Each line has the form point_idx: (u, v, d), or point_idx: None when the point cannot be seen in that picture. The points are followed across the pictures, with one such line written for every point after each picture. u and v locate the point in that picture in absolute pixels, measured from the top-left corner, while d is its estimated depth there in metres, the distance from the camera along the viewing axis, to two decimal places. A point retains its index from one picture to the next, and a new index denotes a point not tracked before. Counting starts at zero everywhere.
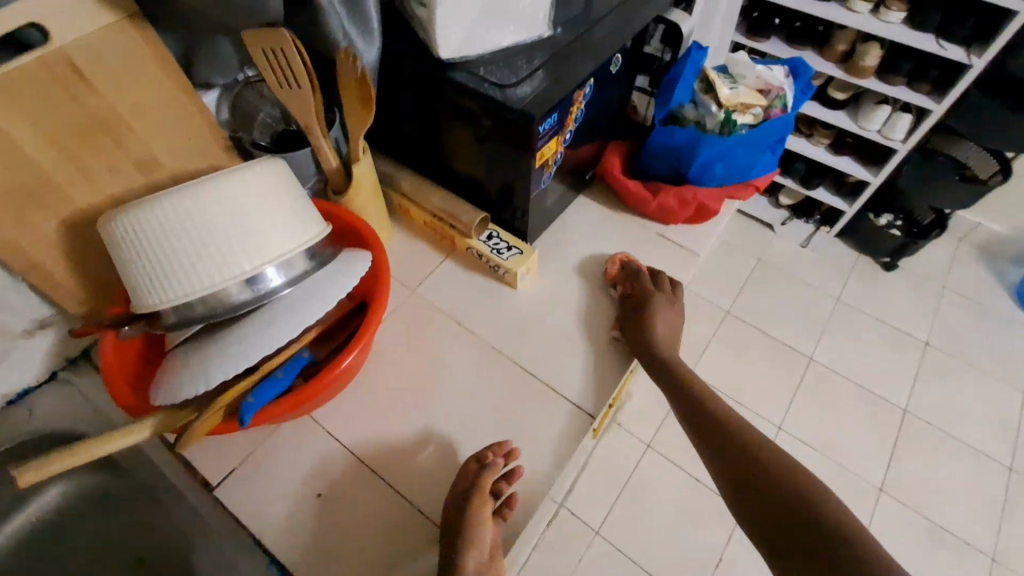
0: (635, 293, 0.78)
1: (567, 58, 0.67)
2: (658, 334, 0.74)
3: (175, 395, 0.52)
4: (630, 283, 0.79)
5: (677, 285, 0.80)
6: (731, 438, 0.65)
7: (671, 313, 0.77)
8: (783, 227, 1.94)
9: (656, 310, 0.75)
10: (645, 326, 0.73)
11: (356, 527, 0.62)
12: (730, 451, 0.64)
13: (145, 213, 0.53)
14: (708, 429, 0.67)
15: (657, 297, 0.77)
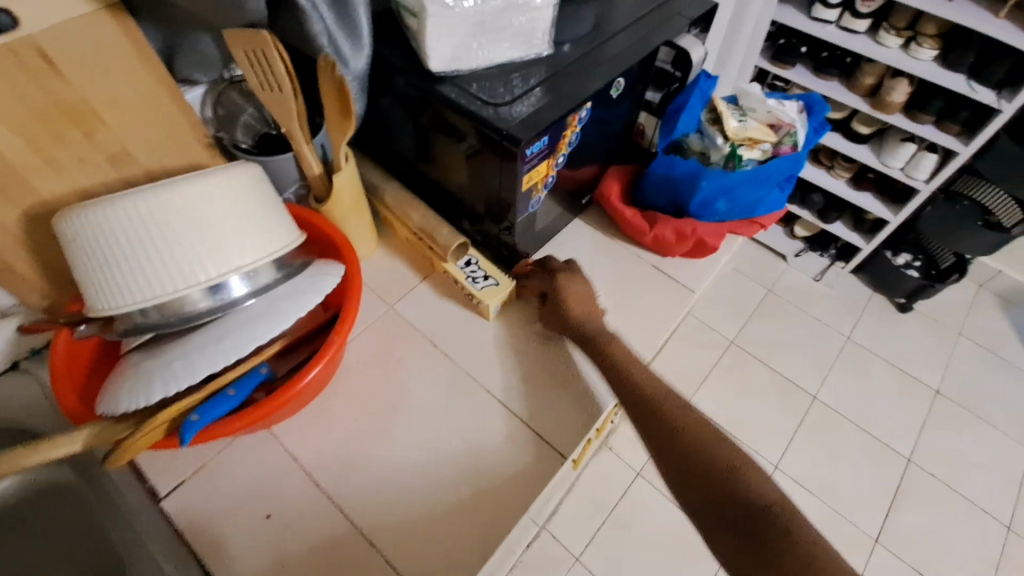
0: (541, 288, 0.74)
1: (565, 77, 0.64)
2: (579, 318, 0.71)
3: (115, 406, 0.49)
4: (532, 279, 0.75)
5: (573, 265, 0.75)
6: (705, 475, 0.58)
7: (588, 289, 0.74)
8: (797, 259, 1.88)
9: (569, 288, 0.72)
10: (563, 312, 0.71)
11: (298, 551, 0.58)
12: (679, 440, 0.60)
13: (102, 213, 0.50)
14: (681, 473, 0.59)
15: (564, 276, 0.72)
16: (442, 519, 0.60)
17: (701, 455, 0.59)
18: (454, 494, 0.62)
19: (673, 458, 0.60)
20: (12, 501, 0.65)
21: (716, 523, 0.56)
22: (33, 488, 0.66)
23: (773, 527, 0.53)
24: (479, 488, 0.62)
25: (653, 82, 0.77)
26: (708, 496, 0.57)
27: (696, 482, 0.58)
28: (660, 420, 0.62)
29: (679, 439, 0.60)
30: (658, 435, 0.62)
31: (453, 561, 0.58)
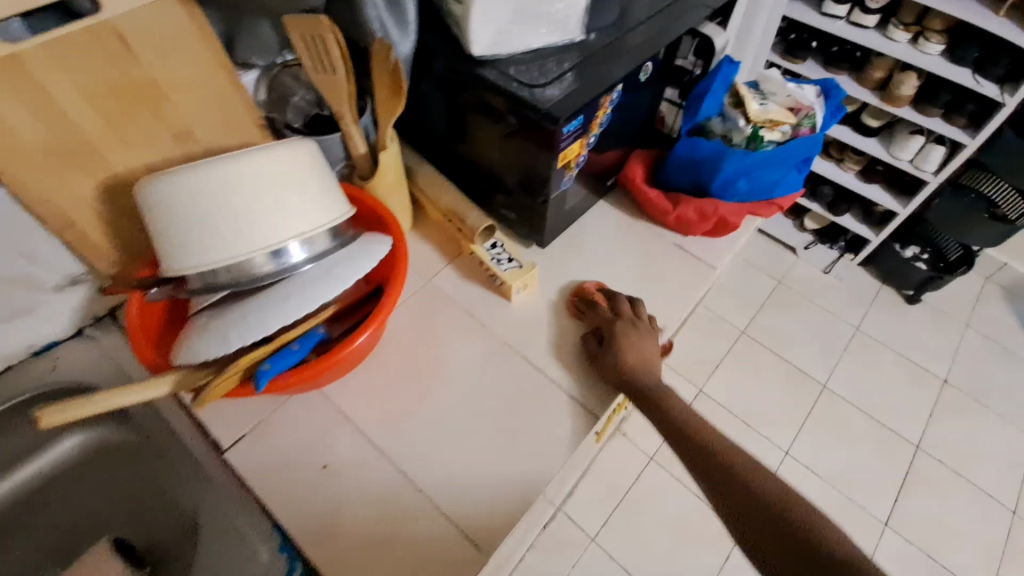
0: (600, 324, 0.73)
1: (596, 62, 0.68)
2: (639, 367, 0.70)
3: (195, 355, 0.53)
4: (592, 311, 0.75)
5: (640, 306, 0.76)
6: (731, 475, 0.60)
7: (644, 340, 0.72)
8: (806, 252, 1.91)
9: (627, 343, 0.71)
10: (609, 357, 0.70)
11: (353, 502, 0.61)
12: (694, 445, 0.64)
13: (181, 181, 0.55)
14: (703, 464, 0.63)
15: (623, 325, 0.72)
16: (477, 477, 0.64)
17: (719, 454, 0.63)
18: (495, 452, 0.65)
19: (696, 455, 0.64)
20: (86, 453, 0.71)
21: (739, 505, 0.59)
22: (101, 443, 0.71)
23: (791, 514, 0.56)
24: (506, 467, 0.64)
25: (672, 80, 0.82)
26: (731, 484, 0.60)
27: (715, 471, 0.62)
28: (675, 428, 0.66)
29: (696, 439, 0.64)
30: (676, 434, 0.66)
31: (497, 507, 0.62)
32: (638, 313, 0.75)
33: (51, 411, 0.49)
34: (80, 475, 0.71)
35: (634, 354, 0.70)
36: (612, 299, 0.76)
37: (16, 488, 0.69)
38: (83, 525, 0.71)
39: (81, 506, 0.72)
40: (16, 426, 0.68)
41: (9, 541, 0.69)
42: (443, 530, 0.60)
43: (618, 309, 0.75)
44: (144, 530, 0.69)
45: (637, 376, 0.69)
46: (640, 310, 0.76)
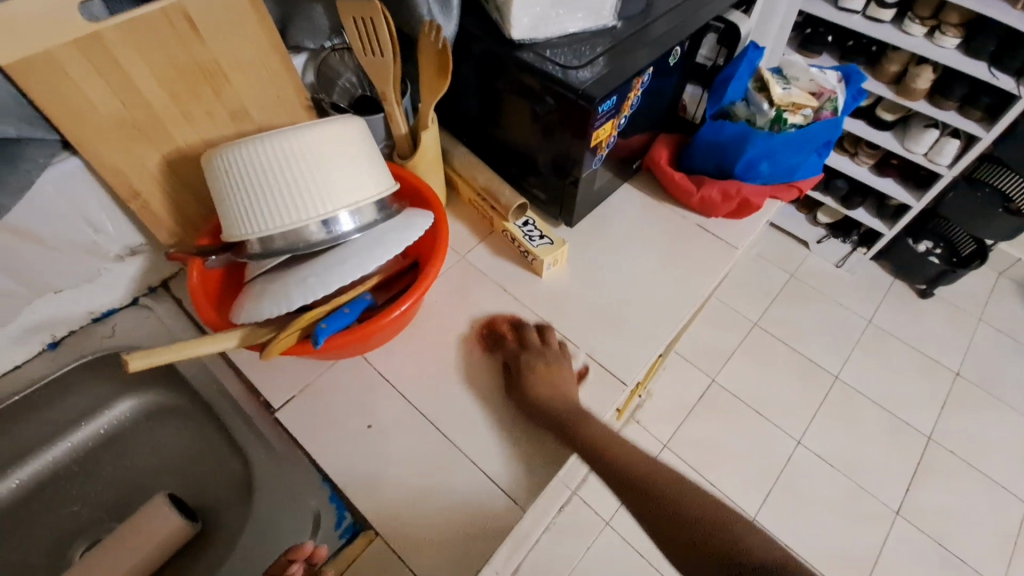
0: (506, 356, 0.72)
1: (627, 46, 0.72)
2: (551, 393, 0.67)
3: (256, 314, 0.57)
4: (500, 345, 0.73)
5: (549, 332, 0.74)
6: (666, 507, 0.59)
7: (557, 366, 0.70)
8: (819, 245, 1.93)
9: (535, 374, 0.68)
10: (520, 388, 0.68)
11: (396, 459, 0.65)
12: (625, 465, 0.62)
13: (245, 152, 0.59)
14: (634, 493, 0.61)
15: (532, 355, 0.70)
16: (509, 414, 0.68)
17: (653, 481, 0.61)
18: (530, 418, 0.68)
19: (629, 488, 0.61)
20: (157, 406, 0.77)
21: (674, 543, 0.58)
22: (168, 399, 0.77)
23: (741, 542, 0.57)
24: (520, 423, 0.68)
25: (694, 73, 0.88)
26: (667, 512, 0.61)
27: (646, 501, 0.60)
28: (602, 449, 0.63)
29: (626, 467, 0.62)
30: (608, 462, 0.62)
31: (533, 466, 0.65)
32: (547, 340, 0.73)
33: (139, 355, 0.53)
34: (147, 429, 0.76)
35: (545, 379, 0.68)
36: (517, 327, 0.75)
37: (94, 435, 0.75)
38: (140, 483, 0.74)
39: (141, 462, 0.76)
40: (87, 383, 0.74)
41: (78, 491, 0.73)
42: (483, 487, 0.63)
43: (523, 338, 0.73)
44: (196, 488, 0.73)
45: (549, 400, 0.66)
46: (549, 336, 0.74)
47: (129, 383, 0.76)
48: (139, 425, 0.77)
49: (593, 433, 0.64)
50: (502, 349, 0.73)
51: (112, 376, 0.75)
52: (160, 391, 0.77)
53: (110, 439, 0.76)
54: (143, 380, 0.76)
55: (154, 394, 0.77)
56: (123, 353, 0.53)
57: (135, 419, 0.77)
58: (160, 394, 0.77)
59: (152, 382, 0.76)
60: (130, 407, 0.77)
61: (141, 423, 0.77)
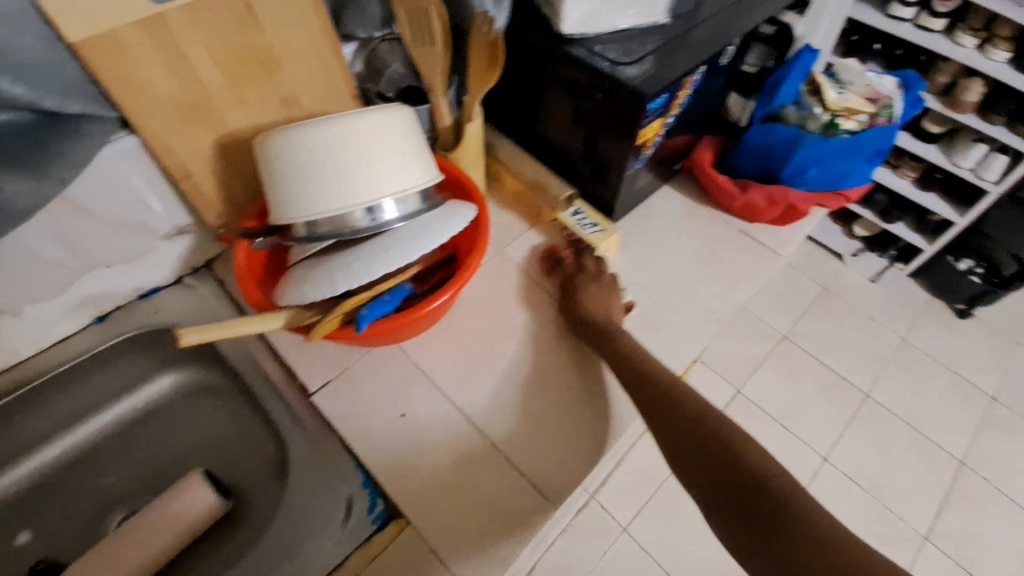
0: (564, 276, 0.76)
1: (679, 43, 0.70)
2: (597, 314, 0.71)
3: (301, 297, 0.57)
4: (559, 268, 0.78)
5: (604, 262, 0.76)
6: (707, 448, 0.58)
7: (607, 292, 0.73)
8: (854, 259, 1.88)
9: (586, 291, 0.73)
10: (571, 310, 0.72)
11: (428, 448, 0.65)
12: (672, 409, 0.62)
13: (297, 136, 0.60)
14: (667, 425, 0.61)
15: (584, 276, 0.74)
16: (567, 340, 0.73)
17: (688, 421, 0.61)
18: (563, 417, 0.67)
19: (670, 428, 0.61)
20: (197, 383, 0.78)
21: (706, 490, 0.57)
22: (207, 377, 0.78)
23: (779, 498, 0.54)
24: (570, 339, 0.73)
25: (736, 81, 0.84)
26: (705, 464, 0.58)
27: (684, 440, 0.60)
28: (653, 391, 0.63)
29: (671, 406, 0.62)
30: (652, 400, 0.63)
31: (564, 464, 0.64)
32: (602, 270, 0.75)
33: (191, 330, 0.54)
34: (184, 406, 0.77)
35: (593, 305, 0.71)
36: (578, 254, 0.77)
37: (134, 410, 0.76)
38: (173, 460, 0.74)
39: (175, 441, 0.76)
40: (128, 358, 0.75)
41: (112, 465, 0.73)
42: (515, 482, 0.63)
43: (582, 262, 0.76)
44: (228, 468, 0.73)
45: (593, 317, 0.70)
46: (604, 266, 0.76)
47: (168, 359, 0.77)
48: (176, 402, 0.78)
49: (624, 345, 0.68)
50: (560, 271, 0.78)
51: (153, 353, 0.76)
52: (197, 370, 0.78)
53: (147, 414, 0.77)
54: (183, 358, 0.77)
55: (193, 372, 0.78)
56: (176, 328, 0.54)
57: (173, 396, 0.78)
58: (199, 372, 0.78)
59: (192, 360, 0.77)
60: (169, 384, 0.78)
61: (178, 401, 0.78)
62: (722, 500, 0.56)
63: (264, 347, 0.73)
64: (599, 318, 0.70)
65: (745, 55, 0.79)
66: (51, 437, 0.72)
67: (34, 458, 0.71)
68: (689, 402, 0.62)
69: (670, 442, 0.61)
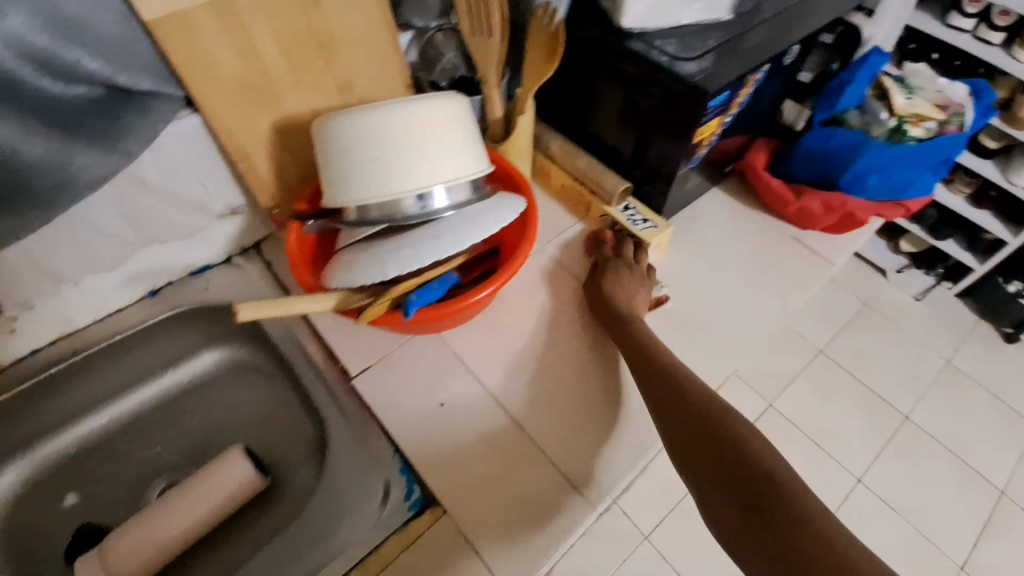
0: (599, 259, 0.76)
1: (743, 40, 0.68)
2: (622, 300, 0.70)
3: (349, 280, 0.57)
4: (597, 250, 0.77)
5: (644, 252, 0.75)
6: (720, 458, 0.54)
7: (638, 282, 0.72)
8: (898, 275, 1.81)
9: (615, 275, 0.72)
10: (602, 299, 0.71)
11: (466, 437, 0.64)
12: (686, 413, 0.58)
13: (354, 121, 0.60)
14: (679, 430, 0.58)
15: (618, 262, 0.73)
16: (597, 332, 0.73)
17: (703, 427, 0.56)
18: (602, 416, 0.66)
19: (682, 434, 0.57)
20: (239, 361, 0.79)
21: (716, 501, 0.53)
22: (250, 356, 0.79)
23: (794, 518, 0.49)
24: (596, 331, 0.73)
25: (793, 87, 0.83)
26: (717, 475, 0.54)
27: (697, 447, 0.56)
28: (670, 393, 0.60)
29: (685, 410, 0.58)
30: (667, 402, 0.60)
31: (602, 464, 0.63)
32: (639, 260, 0.74)
33: (250, 305, 0.55)
34: (226, 382, 0.79)
35: (623, 297, 0.70)
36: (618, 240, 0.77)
37: (178, 383, 0.78)
38: (214, 434, 0.76)
39: (215, 415, 0.77)
40: (176, 332, 0.77)
41: (156, 435, 0.75)
42: (550, 478, 0.62)
43: (620, 250, 0.75)
44: (266, 446, 0.74)
45: (616, 303, 0.69)
46: (642, 257, 0.75)
47: (214, 335, 0.79)
48: (219, 378, 0.79)
49: (648, 340, 0.65)
50: (598, 250, 0.77)
51: (201, 328, 0.78)
52: (241, 348, 0.79)
53: (190, 388, 0.78)
54: (229, 335, 0.79)
55: (237, 350, 0.79)
56: (234, 302, 0.55)
57: (217, 372, 0.79)
58: (243, 350, 0.79)
59: (237, 338, 0.79)
60: (214, 360, 0.80)
61: (221, 377, 0.79)
62: (731, 514, 0.52)
63: (308, 329, 0.74)
64: (620, 305, 0.69)
65: (802, 63, 0.79)
66: (102, 403, 0.75)
67: (82, 423, 0.74)
68: (705, 406, 0.58)
69: (682, 448, 0.57)
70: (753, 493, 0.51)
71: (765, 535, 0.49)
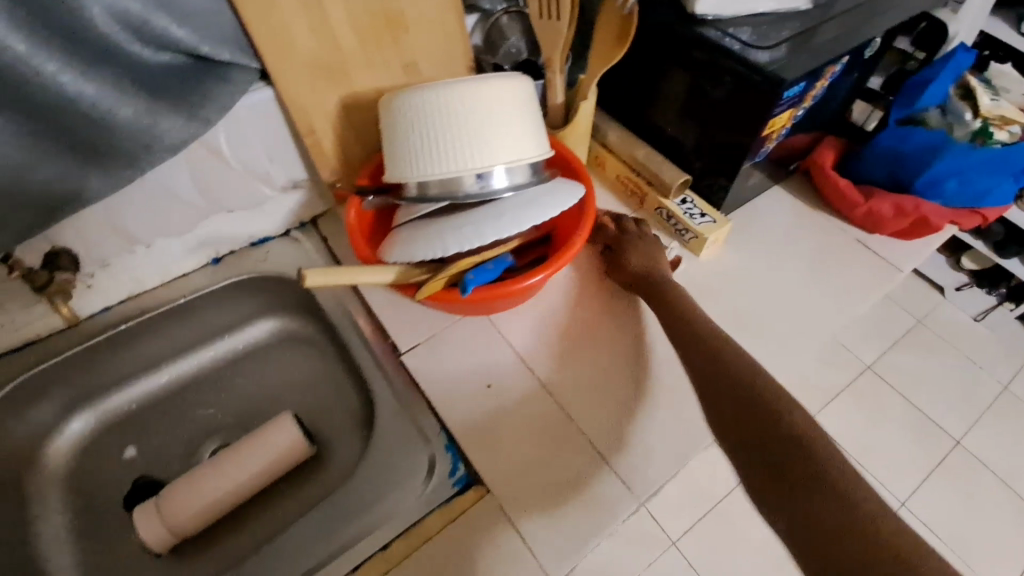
0: (607, 238, 0.74)
1: (821, 31, 0.66)
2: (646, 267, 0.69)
3: (409, 255, 0.58)
4: (598, 231, 0.75)
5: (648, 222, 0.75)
6: (770, 445, 0.50)
7: (656, 247, 0.72)
8: (956, 294, 1.71)
9: (632, 247, 0.71)
10: (623, 269, 0.71)
11: (512, 419, 0.64)
12: (736, 397, 0.54)
13: (421, 98, 0.61)
14: (728, 413, 0.54)
15: (631, 236, 0.72)
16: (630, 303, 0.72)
17: (754, 411, 0.52)
18: (650, 409, 0.65)
19: (732, 418, 0.54)
20: (291, 331, 0.82)
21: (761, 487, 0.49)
22: (302, 327, 0.81)
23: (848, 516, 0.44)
24: (631, 315, 0.72)
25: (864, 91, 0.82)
26: (767, 462, 0.50)
27: (747, 431, 0.52)
28: (716, 377, 0.56)
29: (736, 393, 0.54)
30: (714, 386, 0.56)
31: (648, 456, 0.62)
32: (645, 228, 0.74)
33: (315, 272, 0.56)
34: (278, 351, 0.81)
35: (642, 261, 0.70)
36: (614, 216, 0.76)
37: (233, 348, 0.81)
38: (264, 400, 0.78)
39: (266, 382, 0.79)
40: (234, 299, 0.79)
41: (210, 397, 0.78)
42: (595, 465, 0.61)
43: (624, 224, 0.74)
44: (313, 416, 0.76)
45: (639, 269, 0.69)
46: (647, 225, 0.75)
47: (268, 305, 0.81)
48: (272, 347, 0.81)
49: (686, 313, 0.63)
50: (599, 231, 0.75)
51: (258, 298, 0.80)
52: (294, 319, 0.82)
53: (245, 354, 0.81)
54: (284, 306, 0.81)
55: (290, 320, 0.82)
56: (301, 268, 0.56)
57: (270, 340, 0.82)
58: (295, 321, 0.81)
59: (291, 309, 0.81)
60: (267, 329, 0.82)
61: (273, 345, 0.82)
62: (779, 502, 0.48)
63: (361, 304, 0.75)
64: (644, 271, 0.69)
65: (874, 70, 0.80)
66: (163, 362, 0.78)
67: (144, 379, 0.77)
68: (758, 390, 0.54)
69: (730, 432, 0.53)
70: (804, 483, 0.47)
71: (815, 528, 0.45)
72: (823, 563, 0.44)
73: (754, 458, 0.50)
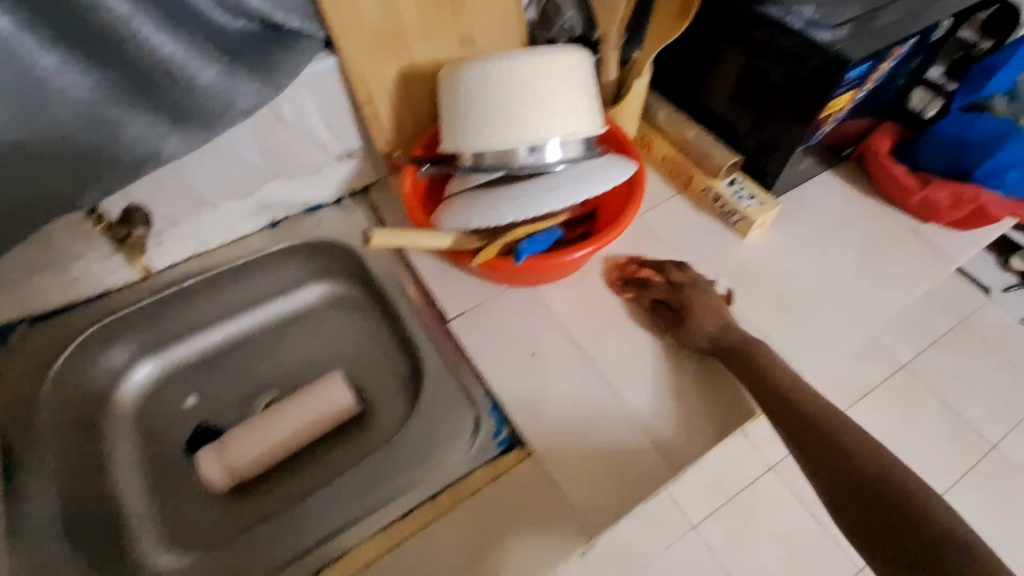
0: (658, 292, 0.71)
1: (888, 11, 0.64)
2: (715, 325, 0.67)
3: (467, 223, 0.60)
4: (642, 283, 0.72)
5: (690, 267, 0.73)
6: (832, 450, 0.59)
7: (714, 298, 0.70)
8: (1004, 295, 1.60)
9: (695, 303, 0.69)
10: (689, 326, 0.67)
11: (555, 387, 0.67)
12: (797, 410, 0.61)
13: (480, 69, 0.62)
14: (790, 420, 0.61)
15: (689, 291, 0.70)
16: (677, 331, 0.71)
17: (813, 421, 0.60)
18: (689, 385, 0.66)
19: (792, 427, 0.61)
20: (341, 296, 0.85)
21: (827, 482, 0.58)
22: (351, 292, 0.84)
23: (903, 505, 0.54)
24: (688, 351, 0.68)
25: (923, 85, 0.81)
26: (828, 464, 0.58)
27: (809, 437, 0.60)
28: (774, 395, 0.62)
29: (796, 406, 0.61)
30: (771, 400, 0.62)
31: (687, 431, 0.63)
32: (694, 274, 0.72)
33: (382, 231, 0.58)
34: (328, 314, 0.84)
35: (709, 316, 0.68)
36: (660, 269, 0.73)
37: (285, 310, 0.84)
38: (314, 360, 0.81)
39: (315, 344, 0.83)
40: (287, 263, 0.82)
41: (262, 355, 0.81)
42: (634, 435, 0.63)
43: (671, 275, 0.72)
44: (359, 378, 0.79)
45: (713, 331, 0.67)
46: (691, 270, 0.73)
47: (319, 270, 0.85)
48: (321, 310, 0.85)
49: (765, 363, 0.63)
50: (643, 286, 0.72)
51: (311, 262, 0.84)
52: (343, 284, 0.85)
53: (296, 316, 0.84)
54: (334, 271, 0.84)
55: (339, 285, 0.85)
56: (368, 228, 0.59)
57: (321, 304, 0.85)
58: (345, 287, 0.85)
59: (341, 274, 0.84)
60: (318, 293, 0.85)
61: (323, 309, 0.85)
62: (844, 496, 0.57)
63: (410, 271, 0.78)
64: (718, 333, 0.67)
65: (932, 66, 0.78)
66: (220, 320, 0.82)
67: (203, 335, 0.81)
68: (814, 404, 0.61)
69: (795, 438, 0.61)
70: (863, 479, 0.57)
71: (876, 516, 0.55)
72: (881, 545, 0.53)
73: (824, 472, 0.58)
